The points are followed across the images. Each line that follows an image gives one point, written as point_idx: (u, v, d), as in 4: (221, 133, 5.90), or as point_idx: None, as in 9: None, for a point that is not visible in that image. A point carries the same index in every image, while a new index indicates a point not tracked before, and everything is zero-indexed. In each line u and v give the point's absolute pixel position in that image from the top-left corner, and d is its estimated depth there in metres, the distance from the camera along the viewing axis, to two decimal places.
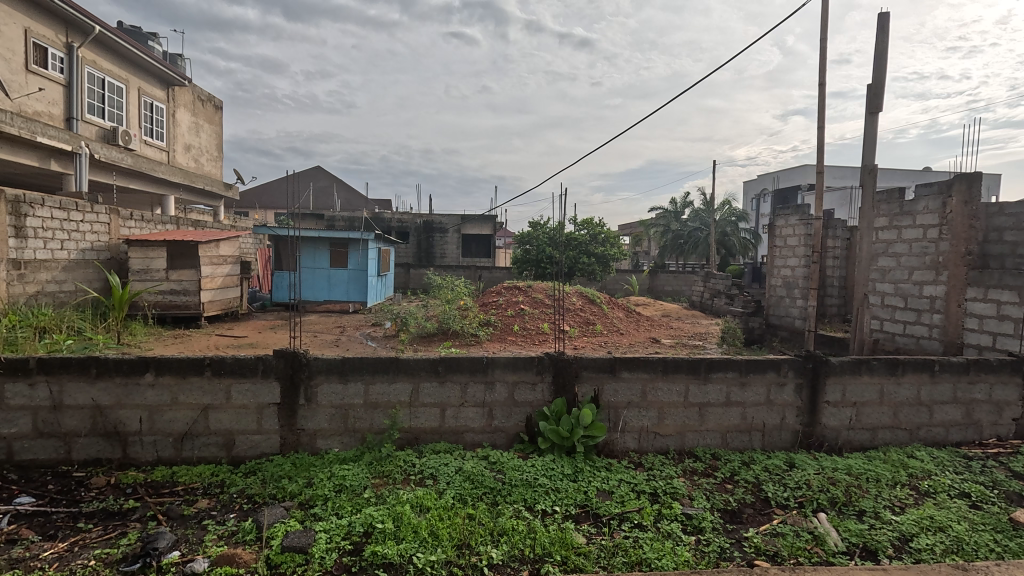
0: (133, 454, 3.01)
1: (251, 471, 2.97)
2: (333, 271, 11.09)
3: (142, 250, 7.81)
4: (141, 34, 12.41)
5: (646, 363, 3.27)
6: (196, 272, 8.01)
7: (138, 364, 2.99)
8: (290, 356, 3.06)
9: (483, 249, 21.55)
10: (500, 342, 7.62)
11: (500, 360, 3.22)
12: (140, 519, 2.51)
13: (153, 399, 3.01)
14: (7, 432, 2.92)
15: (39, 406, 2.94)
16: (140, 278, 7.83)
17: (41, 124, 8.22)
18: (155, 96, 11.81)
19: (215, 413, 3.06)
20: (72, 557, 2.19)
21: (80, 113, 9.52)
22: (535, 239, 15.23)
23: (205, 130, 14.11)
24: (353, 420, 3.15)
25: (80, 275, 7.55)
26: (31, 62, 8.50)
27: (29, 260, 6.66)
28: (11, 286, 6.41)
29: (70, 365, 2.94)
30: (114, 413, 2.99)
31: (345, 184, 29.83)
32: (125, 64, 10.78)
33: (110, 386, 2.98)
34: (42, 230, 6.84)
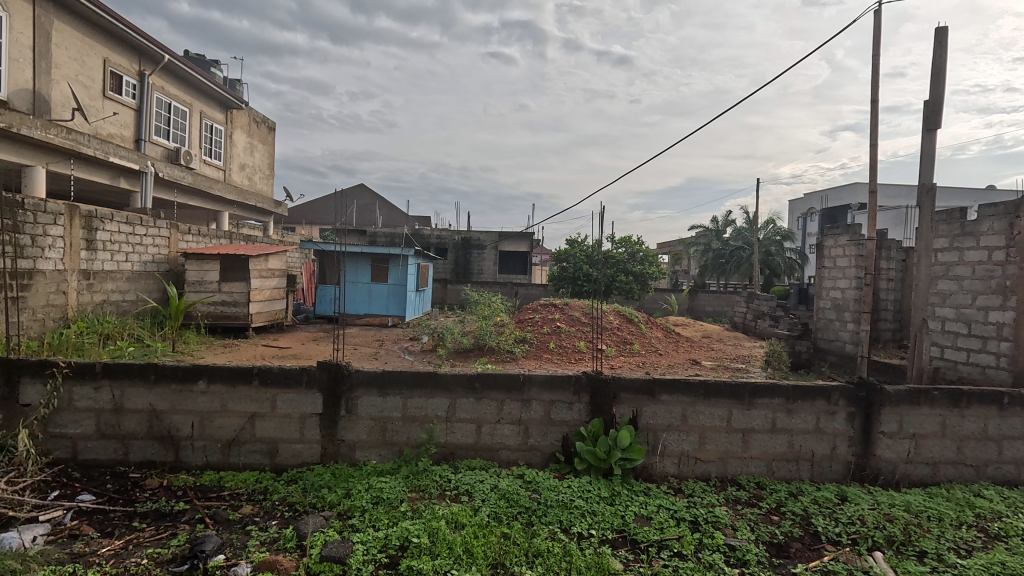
0: (184, 457, 3.15)
1: (293, 479, 3.05)
2: (373, 285, 11.36)
3: (198, 262, 8.23)
4: (205, 62, 13.30)
5: (687, 385, 3.19)
6: (246, 284, 8.37)
7: (191, 372, 3.13)
8: (333, 368, 3.16)
9: (520, 266, 21.68)
10: (537, 359, 7.60)
11: (536, 378, 3.21)
12: (189, 522, 2.61)
13: (205, 406, 3.15)
14: (74, 432, 3.12)
15: (102, 408, 3.12)
16: (195, 289, 8.26)
17: (113, 145, 8.86)
18: (215, 118, 12.58)
19: (261, 421, 3.17)
20: (126, 555, 2.30)
21: (148, 135, 10.19)
22: (573, 257, 15.20)
23: (259, 150, 14.87)
24: (390, 433, 3.20)
25: (141, 286, 8.04)
26: (107, 88, 9.21)
27: (97, 270, 7.14)
28: (81, 295, 6.88)
29: (130, 371, 3.11)
30: (169, 418, 3.14)
31: (387, 201, 30.67)
32: (189, 90, 11.53)
33: (166, 391, 3.13)
34: (109, 243, 7.34)
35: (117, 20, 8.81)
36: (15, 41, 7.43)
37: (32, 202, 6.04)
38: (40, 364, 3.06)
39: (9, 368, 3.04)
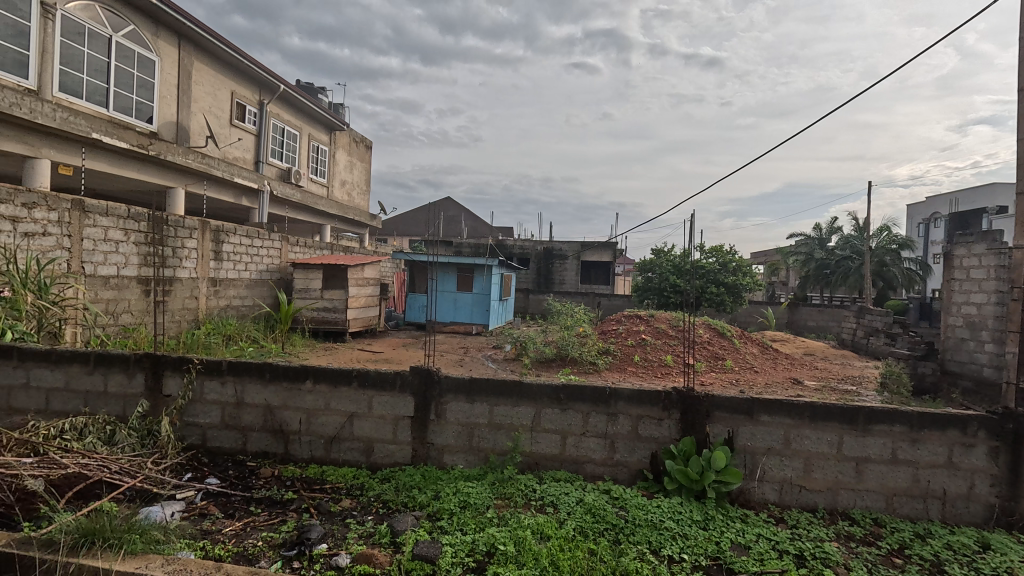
0: (292, 450, 3.44)
1: (386, 478, 3.22)
2: (459, 294, 11.74)
3: (304, 271, 9.00)
4: (313, 89, 14.61)
5: (790, 407, 2.95)
6: (345, 292, 9.00)
7: (300, 372, 3.41)
8: (424, 373, 3.29)
9: (603, 276, 21.40)
10: (621, 372, 7.41)
11: (623, 392, 3.13)
12: (297, 510, 2.84)
13: (311, 404, 3.42)
14: (204, 421, 3.51)
15: (226, 402, 3.49)
16: (302, 296, 9.03)
17: (237, 167, 9.97)
18: (321, 140, 13.74)
19: (359, 420, 3.38)
20: (245, 536, 2.54)
21: (265, 157, 11.35)
22: (658, 267, 14.70)
23: (357, 168, 16.02)
24: (477, 439, 3.27)
25: (257, 292, 8.93)
26: (234, 117, 10.39)
27: (222, 278, 8.05)
28: (209, 300, 7.79)
29: (250, 369, 3.46)
30: (281, 414, 3.45)
31: (472, 214, 31.67)
32: (300, 114, 12.70)
33: (279, 389, 3.44)
34: (232, 254, 8.24)
35: (243, 56, 9.93)
36: (165, 75, 8.61)
37: (173, 219, 6.97)
38: (179, 360, 3.49)
39: (154, 362, 3.49)
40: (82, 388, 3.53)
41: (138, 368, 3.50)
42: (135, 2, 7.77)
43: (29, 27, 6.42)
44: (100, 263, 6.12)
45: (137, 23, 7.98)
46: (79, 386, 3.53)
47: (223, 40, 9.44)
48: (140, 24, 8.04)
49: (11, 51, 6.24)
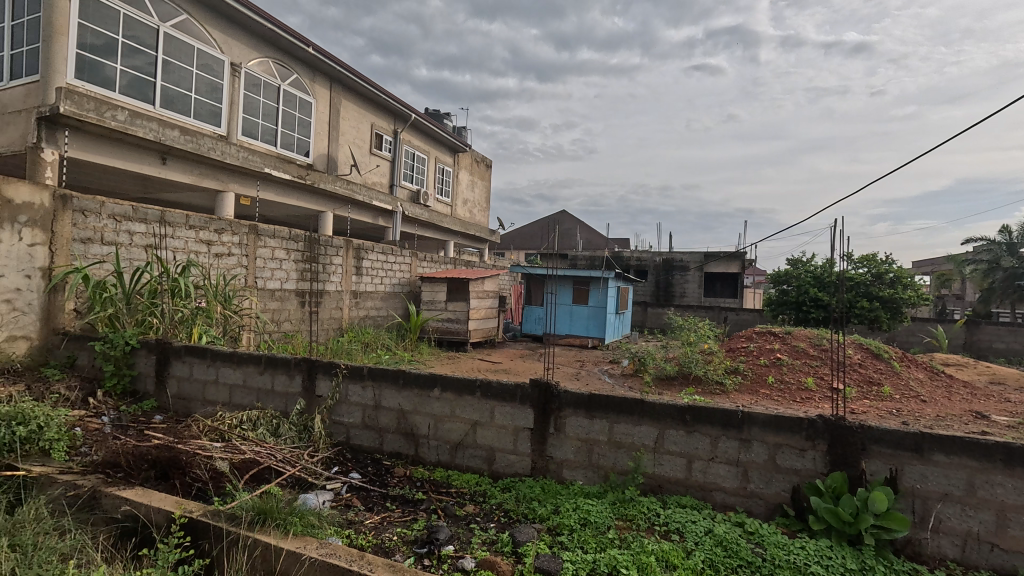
0: (422, 453, 3.69)
1: (507, 487, 3.31)
2: (575, 307, 11.73)
3: (431, 285, 9.68)
4: (439, 115, 15.75)
5: (975, 447, 2.48)
6: (466, 304, 9.47)
7: (429, 380, 3.66)
8: (544, 386, 3.34)
9: (729, 288, 20.11)
10: (752, 394, 6.82)
11: (758, 417, 2.88)
12: (426, 510, 3.04)
13: (439, 410, 3.64)
14: (348, 421, 3.91)
15: (366, 404, 3.85)
16: (428, 308, 9.70)
17: (375, 191, 11.06)
18: (446, 162, 14.73)
19: (482, 429, 3.52)
20: (382, 530, 2.77)
21: (398, 181, 12.44)
22: (795, 279, 13.32)
23: (478, 186, 16.87)
24: (597, 456, 3.23)
25: (390, 304, 9.78)
26: (374, 146, 11.56)
27: (362, 291, 8.96)
28: (351, 310, 8.71)
29: (386, 376, 3.78)
30: (412, 418, 3.72)
31: (587, 226, 31.59)
32: (428, 140, 13.75)
33: (411, 395, 3.72)
34: (370, 269, 9.14)
35: (381, 91, 11.04)
36: (320, 113, 9.88)
37: (323, 239, 7.96)
38: (329, 365, 3.94)
39: (310, 366, 3.98)
40: (255, 385, 4.14)
41: (298, 370, 4.02)
42: (298, 54, 9.07)
43: (221, 84, 7.83)
44: (268, 278, 7.17)
45: (299, 71, 9.30)
46: (253, 384, 4.14)
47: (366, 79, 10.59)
48: (301, 72, 9.35)
49: (208, 104, 7.65)
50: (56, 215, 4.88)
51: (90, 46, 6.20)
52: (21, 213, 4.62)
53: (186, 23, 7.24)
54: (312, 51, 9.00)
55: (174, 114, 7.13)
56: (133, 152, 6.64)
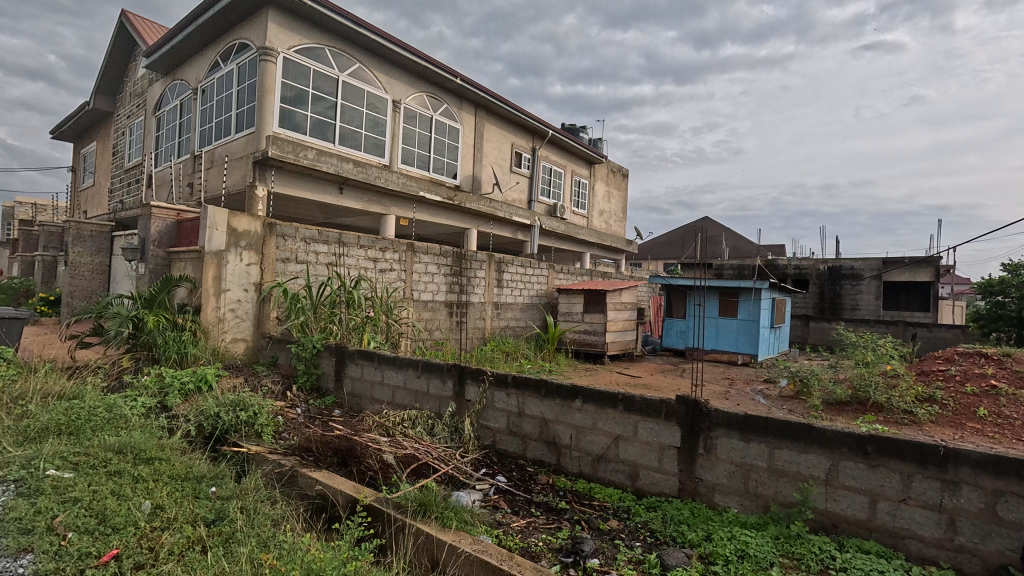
0: (564, 463, 3.72)
1: (653, 507, 3.19)
2: (721, 320, 10.92)
3: (568, 297, 9.80)
4: (575, 129, 15.95)
5: None
6: (604, 316, 9.35)
7: (571, 390, 3.69)
8: (692, 404, 3.16)
9: (918, 300, 17.15)
10: (955, 428, 5.62)
11: (969, 456, 2.38)
12: (570, 520, 3.06)
13: (580, 422, 3.65)
14: (494, 425, 4.11)
15: (511, 411, 4.00)
16: (566, 319, 9.81)
17: (515, 207, 11.56)
18: (582, 174, 14.84)
19: (625, 443, 3.44)
20: (528, 534, 2.86)
21: (536, 196, 12.84)
22: (1016, 289, 10.76)
23: (614, 196, 16.67)
24: (754, 483, 2.95)
25: (529, 315, 10.09)
26: (514, 165, 12.10)
27: (503, 302, 9.40)
28: (493, 321, 9.18)
29: (530, 384, 3.90)
30: (555, 428, 3.78)
31: (734, 232, 29.26)
32: (564, 154, 14.00)
33: (553, 404, 3.78)
34: (510, 282, 9.54)
35: (520, 112, 11.55)
36: (465, 138, 10.66)
37: (469, 254, 8.54)
38: (477, 372, 4.19)
39: (461, 372, 4.28)
40: (414, 388, 4.57)
41: (449, 375, 4.35)
42: (448, 85, 9.90)
43: (384, 120, 8.90)
44: (422, 290, 7.88)
45: (448, 101, 10.15)
46: (412, 386, 4.58)
47: (506, 102, 11.16)
48: (450, 102, 10.20)
49: (375, 139, 8.75)
50: (265, 239, 6.01)
51: (289, 99, 7.52)
52: (242, 238, 5.81)
53: (358, 70, 8.40)
54: (459, 82, 9.76)
55: (348, 150, 8.28)
56: (318, 185, 7.86)
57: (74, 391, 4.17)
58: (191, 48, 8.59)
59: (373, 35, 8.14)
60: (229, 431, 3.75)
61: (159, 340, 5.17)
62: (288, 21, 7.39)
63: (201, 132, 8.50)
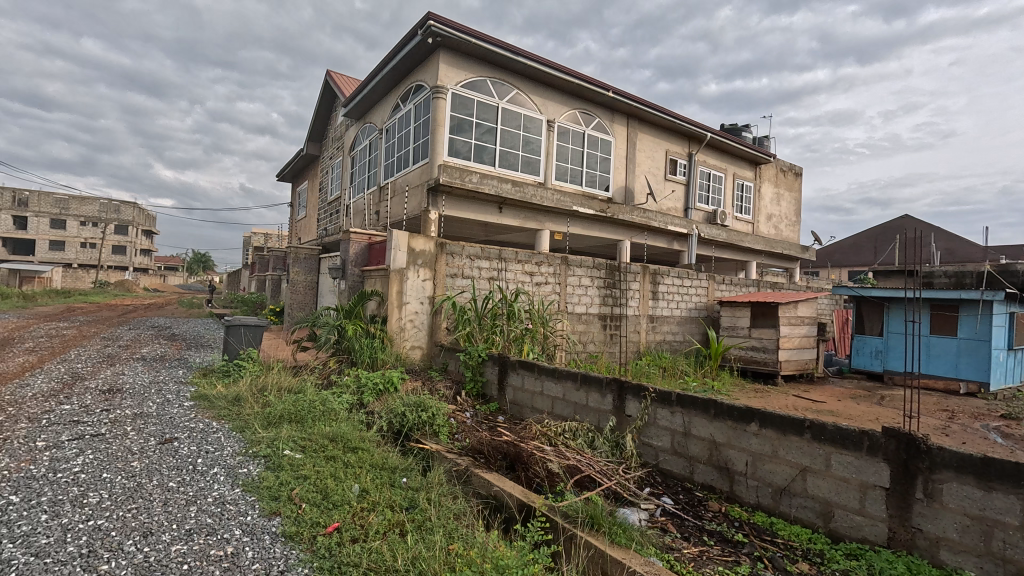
0: (739, 491, 3.43)
1: (853, 554, 2.76)
2: (932, 339, 9.06)
3: (731, 309, 9.07)
4: (737, 129, 14.79)
5: None
6: (776, 331, 8.40)
7: (745, 412, 3.39)
8: (906, 439, 2.67)
9: None
10: None
11: None
12: (749, 555, 2.81)
13: (757, 448, 3.33)
14: (657, 444, 3.95)
15: (676, 430, 3.81)
16: (730, 334, 9.08)
17: (670, 216, 11.09)
18: (746, 176, 13.66)
19: (814, 477, 3.05)
20: (702, 563, 2.69)
21: (693, 203, 12.15)
22: None
23: (785, 198, 15.01)
24: (1001, 544, 2.39)
25: (687, 328, 9.55)
26: (669, 172, 11.65)
27: (659, 315, 9.05)
28: (648, 334, 8.89)
29: (697, 403, 3.68)
30: (726, 452, 3.50)
31: (945, 232, 24.19)
32: (725, 157, 13.05)
33: (724, 426, 3.52)
34: (667, 294, 9.16)
35: (676, 117, 11.09)
36: (618, 149, 10.58)
37: (623, 266, 8.42)
38: (638, 387, 4.09)
39: (621, 386, 4.22)
40: (573, 400, 4.62)
41: (609, 390, 4.32)
42: (600, 99, 9.93)
43: (539, 140, 9.29)
44: (576, 303, 7.98)
45: (599, 115, 10.19)
46: (571, 398, 4.64)
47: (661, 109, 10.79)
48: (602, 115, 10.24)
49: (531, 159, 9.18)
50: (437, 257, 6.67)
51: (456, 130, 8.30)
52: (419, 257, 6.52)
53: (515, 96, 8.92)
54: (611, 95, 9.71)
55: (507, 171, 8.82)
56: (480, 206, 8.52)
57: (298, 386, 5.11)
58: (377, 94, 9.99)
59: (529, 61, 8.53)
60: (414, 429, 4.22)
61: (356, 346, 6.06)
62: (455, 60, 8.17)
63: (385, 165, 9.82)
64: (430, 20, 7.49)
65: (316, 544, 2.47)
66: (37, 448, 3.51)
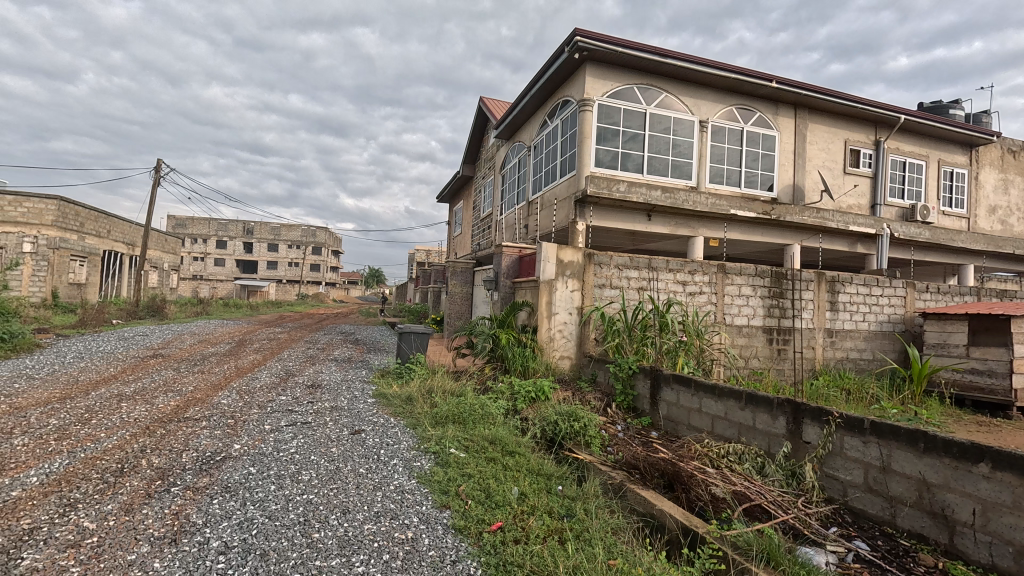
0: (962, 546, 2.80)
1: None
2: None
3: (940, 322, 7.57)
4: (943, 106, 12.33)
5: None
6: (1007, 351, 6.67)
7: (970, 450, 2.77)
8: None
9: None
10: None
11: None
12: None
13: (990, 495, 2.69)
14: (845, 477, 3.42)
15: (870, 464, 3.26)
16: (939, 352, 7.56)
17: (853, 215, 9.63)
18: (957, 162, 11.29)
19: None
20: None
21: (883, 199, 10.40)
22: None
23: (1017, 185, 12.05)
24: None
25: (879, 345, 8.15)
26: (849, 165, 10.16)
27: (839, 329, 7.89)
28: (826, 351, 7.80)
29: (899, 434, 3.11)
30: (943, 496, 2.89)
31: None
32: (926, 141, 10.96)
33: (939, 464, 2.91)
34: (849, 304, 7.95)
35: (857, 101, 9.63)
36: (783, 144, 9.55)
37: (792, 274, 7.55)
38: (819, 411, 3.60)
39: (797, 408, 3.75)
40: (737, 420, 4.23)
41: (781, 411, 3.87)
42: (761, 92, 9.06)
43: (691, 142, 8.83)
44: (736, 314, 7.33)
45: (760, 109, 9.32)
46: (735, 418, 4.25)
47: (837, 94, 9.45)
48: (763, 109, 9.35)
49: (681, 162, 8.76)
50: (585, 268, 6.69)
51: (601, 140, 8.27)
52: (568, 268, 6.62)
53: (664, 100, 8.62)
54: (775, 85, 8.79)
55: (655, 178, 8.53)
56: (628, 215, 8.38)
57: (459, 390, 5.52)
58: (525, 114, 10.45)
59: (679, 61, 8.16)
60: (567, 438, 4.26)
61: (509, 354, 6.36)
62: (601, 71, 8.18)
63: (533, 181, 10.20)
64: (577, 36, 7.63)
65: (482, 540, 2.63)
66: (266, 430, 4.33)
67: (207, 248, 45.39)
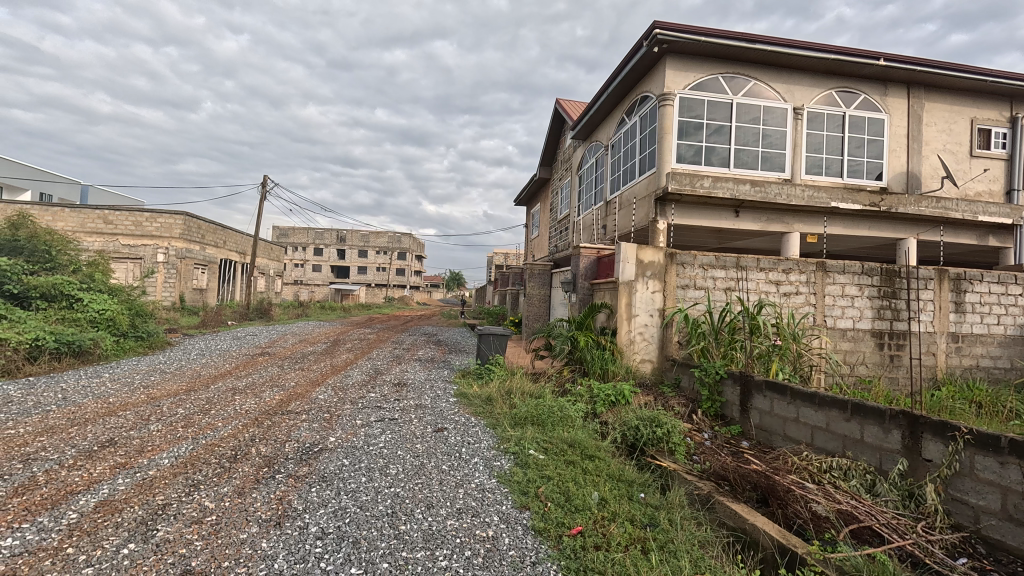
0: None
1: None
2: None
3: None
4: None
5: None
6: None
7: None
8: None
9: None
10: None
11: None
12: None
13: None
14: (977, 502, 3.00)
15: (1011, 489, 2.83)
16: None
17: (983, 203, 8.45)
18: None
19: None
20: None
21: None
22: None
23: None
24: None
25: (1018, 352, 7.07)
26: (977, 147, 8.93)
27: (966, 333, 6.95)
28: (949, 357, 6.91)
29: None
30: None
31: None
32: None
33: None
34: (979, 305, 6.98)
35: (988, 74, 8.44)
36: (894, 128, 8.59)
37: (906, 271, 6.77)
38: (942, 426, 3.19)
39: (914, 422, 3.35)
40: (841, 432, 3.85)
41: (895, 424, 3.46)
42: (866, 72, 8.22)
43: (783, 131, 8.21)
44: (839, 317, 6.70)
45: (865, 90, 8.47)
46: (839, 430, 3.87)
47: (962, 67, 8.34)
48: (869, 90, 8.48)
49: (773, 154, 8.18)
50: (667, 268, 6.45)
51: (683, 135, 7.94)
52: (648, 269, 6.41)
53: (752, 88, 8.10)
54: (883, 63, 7.93)
55: (743, 171, 8.04)
56: (712, 212, 8.02)
57: (538, 391, 5.54)
58: (602, 113, 10.29)
59: (769, 46, 7.61)
60: (649, 444, 4.12)
61: (588, 356, 6.29)
62: (682, 63, 7.86)
63: (611, 180, 10.01)
64: (656, 28, 7.37)
65: (562, 544, 2.60)
66: (357, 425, 4.60)
67: (305, 255, 49.30)
